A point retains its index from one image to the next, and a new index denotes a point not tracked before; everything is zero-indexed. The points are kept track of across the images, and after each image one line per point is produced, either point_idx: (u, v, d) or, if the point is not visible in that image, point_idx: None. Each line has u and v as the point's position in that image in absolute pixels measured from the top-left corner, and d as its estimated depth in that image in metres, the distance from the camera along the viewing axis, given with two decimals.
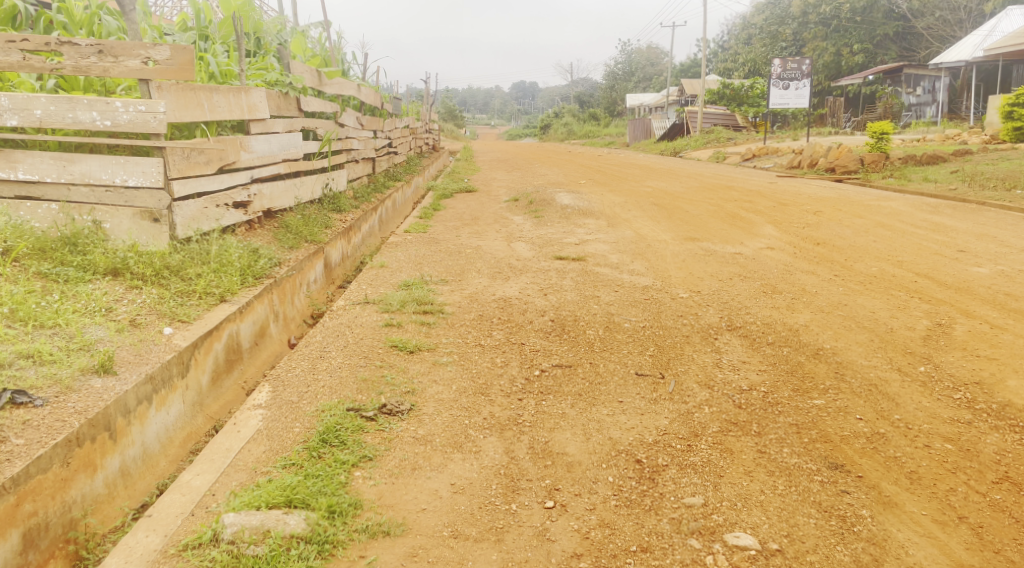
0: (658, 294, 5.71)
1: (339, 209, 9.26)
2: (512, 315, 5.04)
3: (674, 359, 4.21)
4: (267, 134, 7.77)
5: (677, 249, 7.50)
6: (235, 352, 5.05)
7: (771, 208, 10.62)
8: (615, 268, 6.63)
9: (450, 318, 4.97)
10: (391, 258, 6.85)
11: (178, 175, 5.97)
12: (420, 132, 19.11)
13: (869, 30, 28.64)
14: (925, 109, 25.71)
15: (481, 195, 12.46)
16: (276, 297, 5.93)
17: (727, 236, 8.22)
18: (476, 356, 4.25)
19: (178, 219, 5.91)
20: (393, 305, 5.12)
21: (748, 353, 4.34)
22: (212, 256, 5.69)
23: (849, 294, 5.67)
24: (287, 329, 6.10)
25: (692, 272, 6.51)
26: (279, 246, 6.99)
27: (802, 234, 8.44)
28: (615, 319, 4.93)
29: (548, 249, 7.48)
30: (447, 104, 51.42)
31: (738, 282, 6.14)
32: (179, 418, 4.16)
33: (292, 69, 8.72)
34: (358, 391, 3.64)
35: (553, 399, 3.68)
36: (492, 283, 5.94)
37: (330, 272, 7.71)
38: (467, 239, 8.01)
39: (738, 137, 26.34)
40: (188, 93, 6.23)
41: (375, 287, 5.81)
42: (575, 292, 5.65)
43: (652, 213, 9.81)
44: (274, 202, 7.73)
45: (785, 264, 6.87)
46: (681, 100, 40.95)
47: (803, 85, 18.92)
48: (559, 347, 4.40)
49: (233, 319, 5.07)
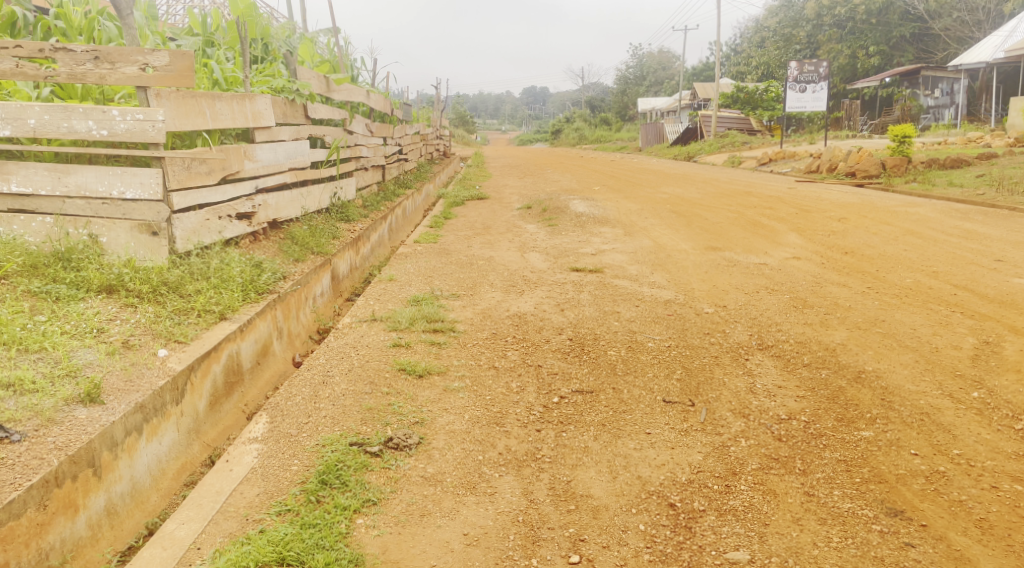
0: (681, 309, 5.40)
1: (348, 219, 9.01)
2: (527, 334, 4.75)
3: (704, 384, 3.90)
4: (273, 143, 7.52)
5: (699, 259, 7.19)
6: (235, 374, 4.78)
7: (793, 215, 10.29)
8: (634, 281, 6.33)
9: (462, 337, 4.67)
10: (400, 271, 6.57)
11: (178, 186, 5.73)
12: (431, 138, 18.87)
13: (884, 32, 28.24)
14: (943, 111, 25.27)
15: (493, 203, 12.18)
16: (279, 312, 5.67)
17: (750, 245, 7.90)
18: (489, 381, 3.96)
19: (178, 232, 5.66)
20: (402, 322, 4.84)
21: (783, 377, 4.04)
22: (213, 271, 5.43)
23: (885, 309, 5.34)
24: (291, 346, 5.84)
25: (716, 284, 6.20)
26: (284, 258, 6.73)
27: (828, 243, 8.12)
28: (637, 338, 4.62)
29: (564, 260, 7.19)
30: (458, 110, 51.23)
31: (765, 296, 5.82)
32: (173, 448, 3.89)
33: (299, 75, 8.46)
34: (362, 422, 3.36)
35: (574, 429, 3.38)
36: (506, 298, 5.65)
37: (337, 285, 7.44)
38: (480, 250, 7.73)
39: (753, 141, 25.96)
40: (190, 101, 5.99)
41: (383, 302, 5.53)
42: (593, 308, 5.35)
43: (670, 221, 9.50)
44: (280, 212, 7.48)
45: (813, 276, 6.55)
46: (693, 104, 40.62)
47: (821, 88, 18.55)
48: (579, 369, 4.10)
49: (233, 339, 4.80)
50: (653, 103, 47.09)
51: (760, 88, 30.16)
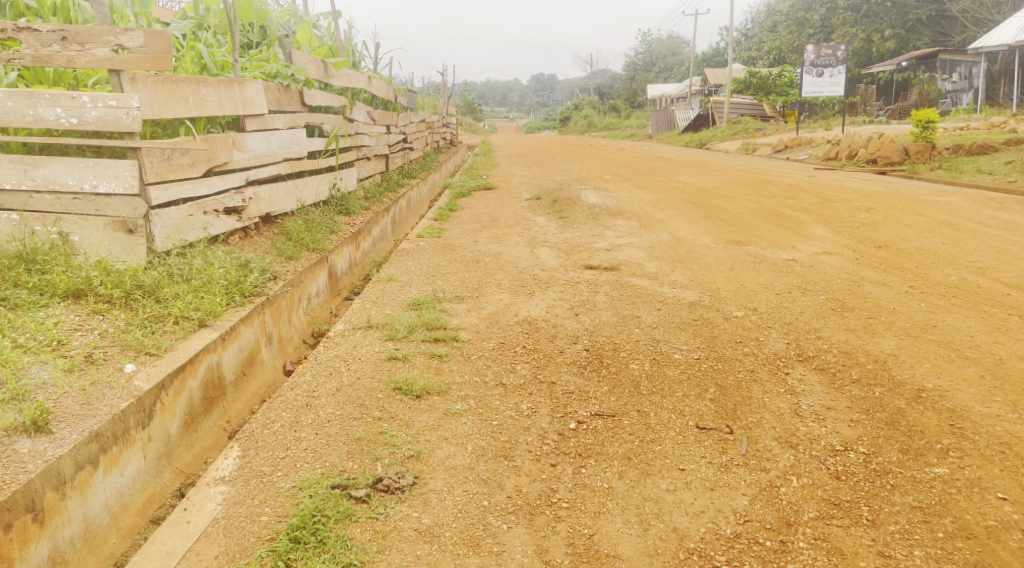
0: (708, 313, 4.91)
1: (348, 211, 8.52)
2: (539, 343, 4.27)
3: (741, 406, 3.41)
4: (265, 131, 7.02)
5: (722, 255, 6.69)
6: (215, 388, 4.32)
7: (817, 205, 9.77)
8: (654, 280, 5.83)
9: (466, 347, 4.19)
10: (401, 269, 6.11)
11: (157, 179, 5.24)
12: (436, 126, 18.35)
13: (901, 15, 27.45)
14: (961, 96, 24.61)
15: (500, 193, 11.68)
16: (269, 316, 5.21)
17: (775, 239, 7.38)
18: (496, 401, 3.48)
19: (157, 229, 5.17)
20: (400, 331, 4.36)
21: (831, 395, 3.55)
22: (194, 272, 4.97)
23: (934, 313, 4.84)
24: (282, 352, 5.38)
25: (743, 284, 5.71)
26: (276, 256, 6.26)
27: (858, 236, 7.61)
28: (661, 348, 4.13)
29: (577, 256, 6.70)
30: (465, 99, 50.58)
31: (798, 298, 5.32)
32: (139, 478, 3.44)
33: (295, 59, 7.93)
34: (348, 457, 2.88)
35: (595, 464, 2.90)
36: (515, 301, 5.17)
37: (334, 283, 6.98)
38: (487, 245, 7.25)
39: (767, 127, 25.31)
40: (170, 86, 5.51)
41: (381, 306, 5.05)
42: (611, 312, 4.87)
43: (688, 213, 8.99)
44: (273, 206, 7.00)
45: (848, 273, 6.04)
46: (703, 90, 39.89)
47: (838, 72, 17.88)
48: (598, 388, 3.61)
49: (214, 349, 4.33)
50: (663, 89, 46.34)
51: (774, 73, 29.43)
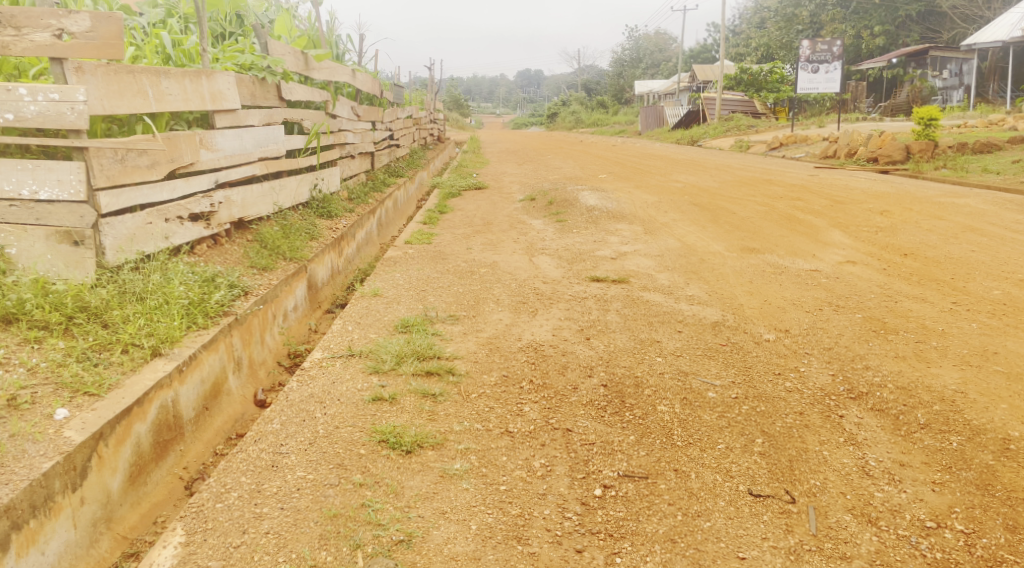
0: (735, 336, 4.34)
1: (330, 214, 7.89)
2: (548, 377, 3.68)
3: (797, 462, 2.83)
4: (237, 128, 6.38)
5: (738, 264, 6.14)
6: (170, 430, 3.71)
7: (827, 207, 9.25)
8: (669, 294, 5.27)
9: (465, 383, 3.59)
10: (388, 282, 5.52)
11: (107, 183, 4.61)
12: (423, 122, 17.66)
13: (890, 11, 26.99)
14: (951, 93, 24.26)
15: (492, 193, 11.08)
16: (237, 338, 4.59)
17: (792, 246, 6.82)
18: (504, 457, 2.90)
19: (109, 240, 4.55)
20: (386, 363, 3.76)
21: (899, 446, 3.00)
22: (150, 289, 4.34)
23: (991, 336, 4.28)
24: (252, 379, 4.77)
25: (767, 298, 5.17)
26: (248, 267, 5.63)
27: (879, 242, 7.09)
28: (691, 385, 3.54)
29: (580, 266, 6.11)
30: (451, 94, 49.74)
31: (831, 317, 4.77)
32: (66, 554, 2.94)
33: (271, 49, 7.28)
34: (321, 544, 2.38)
35: (632, 550, 2.38)
36: (516, 322, 4.59)
37: (314, 295, 6.35)
38: (481, 253, 6.65)
39: (760, 124, 24.78)
40: (125, 77, 4.87)
41: (365, 329, 4.45)
42: (626, 335, 4.31)
43: (694, 216, 8.42)
44: (247, 210, 6.37)
45: (880, 286, 5.50)
46: (691, 87, 39.38)
47: (834, 68, 17.34)
48: (623, 439, 3.03)
49: (168, 383, 3.73)
50: (650, 87, 45.88)
51: (765, 69, 28.94)
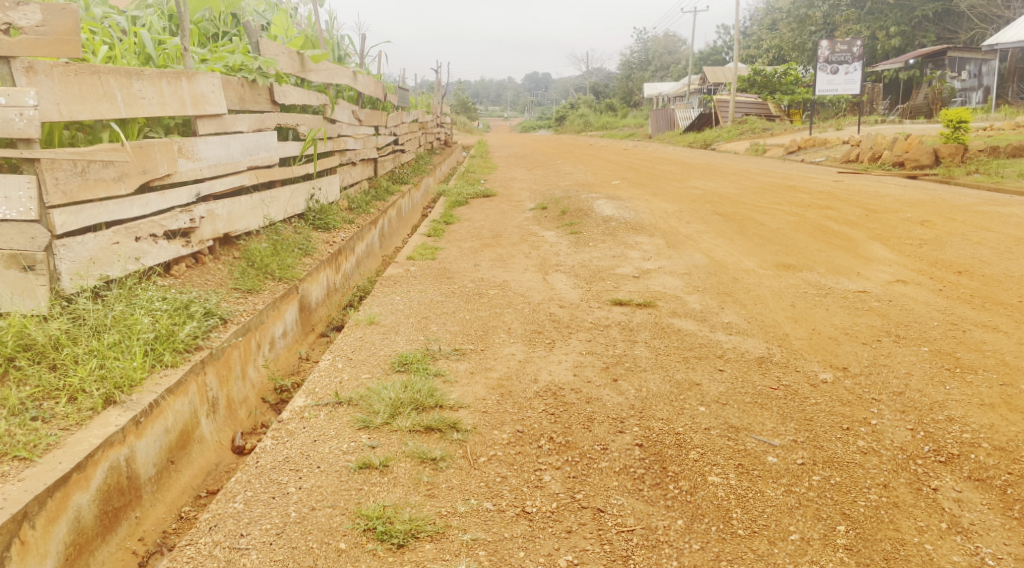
0: (787, 376, 3.72)
1: (327, 226, 7.30)
2: (571, 434, 3.06)
3: (895, 561, 2.34)
4: (223, 134, 5.80)
5: (775, 284, 5.53)
6: (123, 495, 3.16)
7: (861, 216, 8.61)
8: (702, 321, 4.66)
9: (472, 442, 2.99)
10: (385, 308, 4.93)
11: (63, 200, 4.04)
12: (430, 126, 17.07)
13: (906, 12, 26.25)
14: (971, 95, 23.48)
15: (501, 202, 10.49)
16: (212, 376, 3.99)
17: (832, 263, 6.19)
18: (520, 554, 2.36)
19: (65, 265, 3.98)
20: (379, 416, 3.16)
21: (1019, 536, 2.44)
22: (109, 323, 3.77)
23: None
24: (230, 421, 4.17)
25: (815, 326, 4.55)
26: (231, 290, 5.04)
27: (927, 257, 6.45)
28: (745, 446, 2.92)
29: (599, 287, 5.50)
30: (459, 98, 49.15)
31: (893, 350, 4.14)
32: None
33: (264, 48, 6.72)
34: None
35: None
36: (531, 357, 3.98)
37: (307, 317, 5.75)
38: (490, 271, 6.06)
39: (776, 127, 24.08)
40: (88, 78, 4.30)
41: (357, 367, 3.86)
42: (659, 375, 3.71)
43: (720, 228, 7.80)
44: (234, 224, 5.79)
45: (940, 311, 4.88)
46: (702, 89, 38.66)
47: (854, 69, 16.63)
48: (670, 526, 2.49)
49: (121, 440, 3.16)
50: (660, 89, 45.16)
51: (779, 71, 28.16)
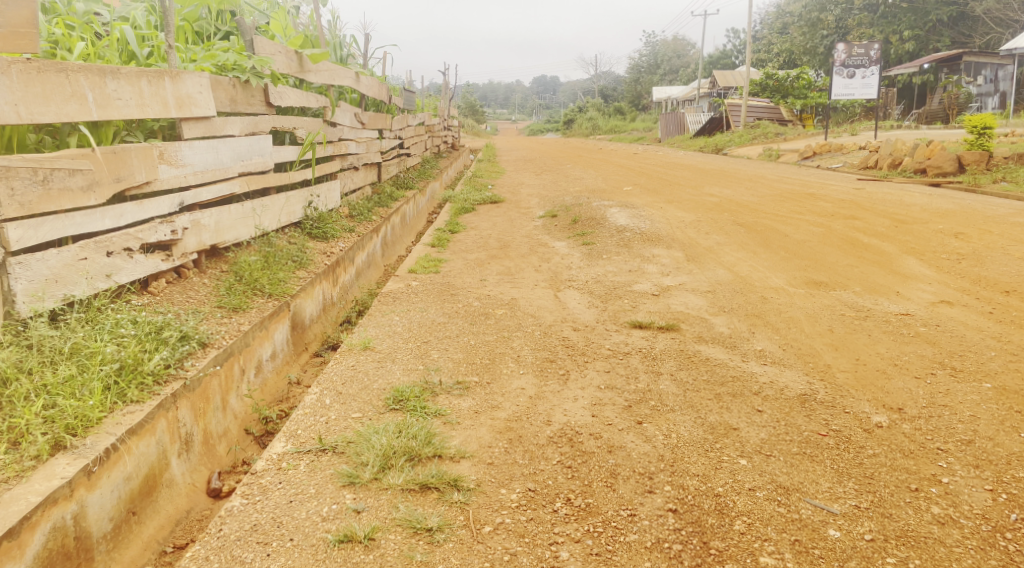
0: (836, 418, 3.27)
1: (325, 235, 6.85)
2: (592, 494, 2.62)
3: None
4: (212, 138, 5.35)
5: (808, 305, 5.07)
6: (69, 558, 2.79)
7: (891, 227, 8.12)
8: (732, 349, 4.20)
9: (477, 505, 2.56)
10: (381, 330, 4.48)
11: (20, 212, 3.63)
12: (436, 129, 16.60)
13: (920, 15, 25.65)
14: (988, 100, 22.88)
15: (509, 208, 10.03)
16: (185, 411, 3.54)
17: (867, 281, 5.71)
18: None
19: (22, 285, 3.56)
20: (369, 468, 2.71)
21: None
22: (67, 352, 3.34)
23: None
24: (208, 459, 3.71)
25: (860, 356, 4.09)
26: (215, 308, 4.59)
27: (969, 274, 5.97)
28: (799, 515, 2.53)
29: (616, 306, 5.04)
30: (467, 101, 48.64)
31: (952, 386, 3.66)
32: None
33: (259, 47, 6.27)
34: None
35: None
36: (543, 393, 3.52)
37: (301, 336, 5.31)
38: (497, 287, 5.60)
39: (789, 132, 23.53)
40: (53, 77, 3.87)
41: (347, 401, 3.42)
42: (690, 417, 3.25)
43: (741, 239, 7.32)
44: (222, 235, 5.36)
45: (994, 338, 4.40)
46: (712, 93, 38.08)
47: (871, 73, 16.03)
48: None
49: (67, 495, 2.77)
50: (670, 92, 44.64)
51: (792, 74, 27.55)
